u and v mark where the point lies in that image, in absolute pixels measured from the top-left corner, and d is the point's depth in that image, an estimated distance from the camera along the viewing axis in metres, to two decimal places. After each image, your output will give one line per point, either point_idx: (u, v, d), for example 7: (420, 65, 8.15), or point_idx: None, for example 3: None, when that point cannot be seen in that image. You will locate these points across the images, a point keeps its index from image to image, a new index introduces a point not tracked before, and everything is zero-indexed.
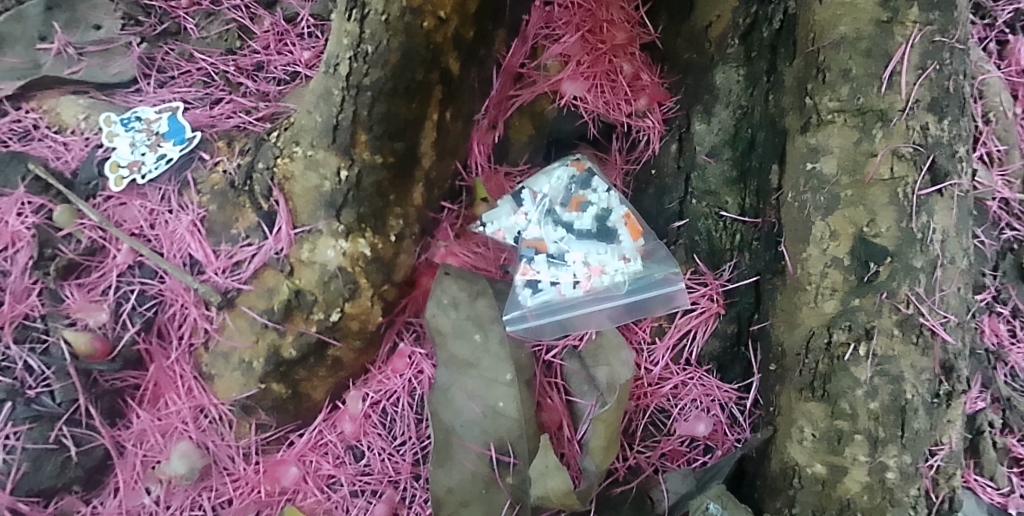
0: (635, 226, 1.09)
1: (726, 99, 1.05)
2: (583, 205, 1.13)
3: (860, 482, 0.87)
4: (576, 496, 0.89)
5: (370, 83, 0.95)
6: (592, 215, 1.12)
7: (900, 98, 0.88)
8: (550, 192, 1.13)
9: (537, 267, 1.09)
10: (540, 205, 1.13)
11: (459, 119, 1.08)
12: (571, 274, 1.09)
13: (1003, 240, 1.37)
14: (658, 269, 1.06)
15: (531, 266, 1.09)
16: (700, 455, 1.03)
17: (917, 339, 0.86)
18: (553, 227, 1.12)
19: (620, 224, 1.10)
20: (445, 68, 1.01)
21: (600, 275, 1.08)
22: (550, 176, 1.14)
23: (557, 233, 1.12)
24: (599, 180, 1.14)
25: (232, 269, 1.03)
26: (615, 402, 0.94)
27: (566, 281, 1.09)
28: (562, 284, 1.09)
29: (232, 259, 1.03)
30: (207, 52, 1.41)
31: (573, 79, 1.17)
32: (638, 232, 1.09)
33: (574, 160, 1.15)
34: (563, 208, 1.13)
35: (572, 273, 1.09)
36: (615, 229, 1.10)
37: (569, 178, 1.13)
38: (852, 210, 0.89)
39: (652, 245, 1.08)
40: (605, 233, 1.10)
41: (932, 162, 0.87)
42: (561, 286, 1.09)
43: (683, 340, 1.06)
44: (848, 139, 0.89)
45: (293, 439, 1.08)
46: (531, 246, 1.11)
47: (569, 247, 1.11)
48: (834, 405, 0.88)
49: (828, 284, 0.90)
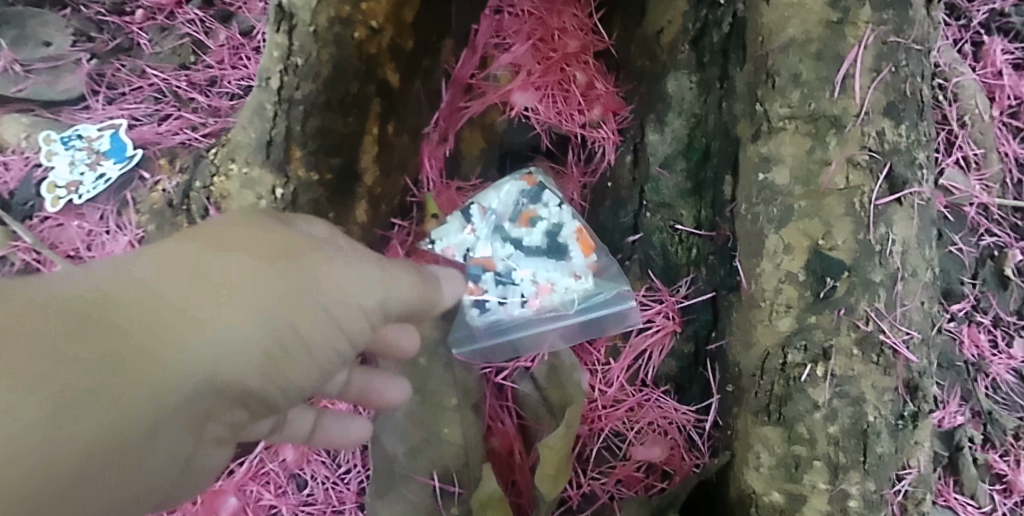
0: (587, 241, 1.04)
1: (680, 108, 1.01)
2: (533, 221, 1.06)
3: (821, 511, 0.82)
4: None
5: (302, 97, 0.90)
6: (544, 230, 1.06)
7: (855, 104, 0.83)
8: (501, 207, 1.07)
9: (487, 286, 1.04)
10: (489, 222, 1.06)
11: (403, 133, 1.04)
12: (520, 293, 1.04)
13: (983, 246, 1.32)
14: (610, 286, 1.01)
15: (479, 284, 1.04)
16: (657, 482, 0.99)
17: (878, 359, 0.82)
18: (503, 243, 1.06)
19: (572, 239, 1.04)
20: (382, 79, 0.97)
21: (549, 294, 1.03)
22: (500, 191, 1.07)
23: (506, 250, 1.05)
24: (551, 194, 1.07)
25: None
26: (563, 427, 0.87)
27: (515, 300, 1.03)
28: (510, 303, 1.04)
29: None
30: (159, 67, 1.37)
31: (523, 90, 1.12)
32: (589, 248, 1.03)
33: (526, 173, 1.08)
34: (513, 222, 1.07)
35: (521, 292, 1.04)
36: (567, 246, 1.04)
37: (519, 192, 1.07)
38: (807, 222, 0.84)
39: (604, 261, 1.03)
40: (557, 250, 1.05)
41: (890, 170, 0.83)
42: (511, 304, 1.03)
43: (638, 361, 1.03)
44: (801, 147, 0.85)
45: (233, 468, 1.07)
46: (480, 264, 1.05)
47: (518, 265, 1.05)
48: (791, 430, 0.84)
49: (783, 300, 0.85)
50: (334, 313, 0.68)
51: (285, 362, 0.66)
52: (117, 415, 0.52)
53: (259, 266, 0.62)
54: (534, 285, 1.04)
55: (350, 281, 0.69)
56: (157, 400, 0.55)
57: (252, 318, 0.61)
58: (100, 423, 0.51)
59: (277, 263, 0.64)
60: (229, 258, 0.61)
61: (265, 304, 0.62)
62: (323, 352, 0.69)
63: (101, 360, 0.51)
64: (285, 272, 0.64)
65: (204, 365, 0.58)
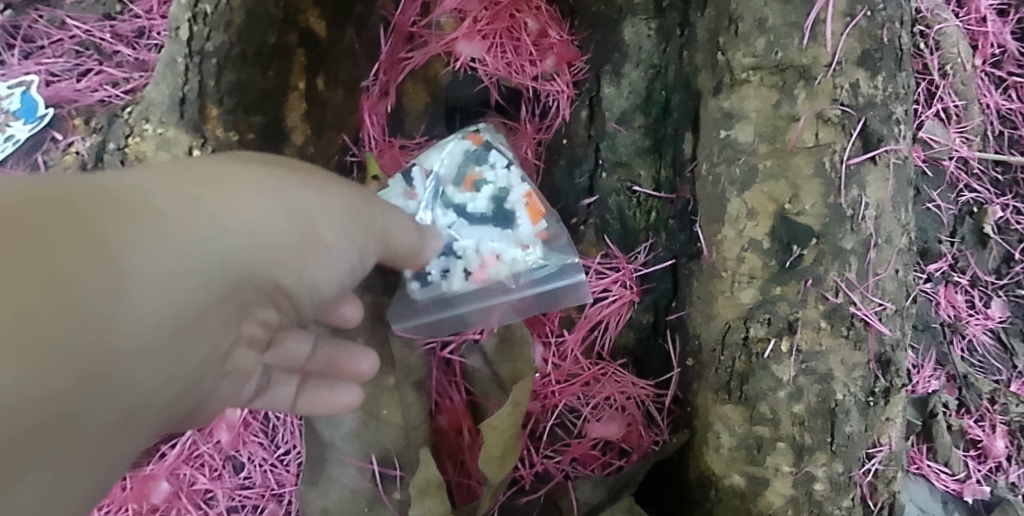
0: (537, 207, 0.93)
1: (637, 58, 0.92)
2: (477, 184, 0.93)
3: (784, 495, 0.77)
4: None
5: (214, 48, 0.81)
6: (490, 193, 0.92)
7: (826, 52, 0.75)
8: (444, 168, 0.94)
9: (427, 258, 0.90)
10: (430, 186, 0.93)
11: (337, 87, 0.95)
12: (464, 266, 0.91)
13: (962, 202, 1.25)
14: (561, 255, 0.91)
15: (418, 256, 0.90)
16: (614, 459, 0.93)
17: (847, 332, 0.75)
18: (446, 209, 0.92)
19: (520, 203, 0.92)
20: (305, 27, 0.88)
21: (496, 265, 0.91)
22: (441, 152, 0.95)
23: (448, 217, 0.91)
24: (499, 154, 0.95)
25: None
26: (510, 405, 0.80)
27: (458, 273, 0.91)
28: (453, 276, 0.91)
29: None
30: (81, 18, 1.25)
31: (468, 39, 1.02)
32: (539, 214, 0.92)
33: (471, 131, 0.96)
34: (456, 186, 0.93)
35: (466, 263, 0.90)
36: (515, 211, 0.92)
37: (463, 153, 0.94)
38: (772, 184, 0.77)
39: (554, 228, 0.92)
40: (505, 215, 0.92)
41: (864, 125, 0.75)
42: (455, 277, 0.91)
43: (593, 332, 0.96)
44: (766, 101, 0.77)
45: (164, 451, 1.00)
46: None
47: (462, 233, 0.91)
48: (753, 410, 0.78)
49: (745, 270, 0.78)
50: (343, 232, 0.68)
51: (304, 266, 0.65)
52: (160, 304, 0.51)
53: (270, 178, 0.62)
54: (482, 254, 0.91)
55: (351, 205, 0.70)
56: (197, 292, 0.54)
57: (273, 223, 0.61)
58: (143, 310, 0.49)
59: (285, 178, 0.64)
60: (245, 169, 0.61)
61: (283, 209, 0.62)
62: (331, 268, 0.69)
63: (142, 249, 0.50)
64: (297, 186, 0.64)
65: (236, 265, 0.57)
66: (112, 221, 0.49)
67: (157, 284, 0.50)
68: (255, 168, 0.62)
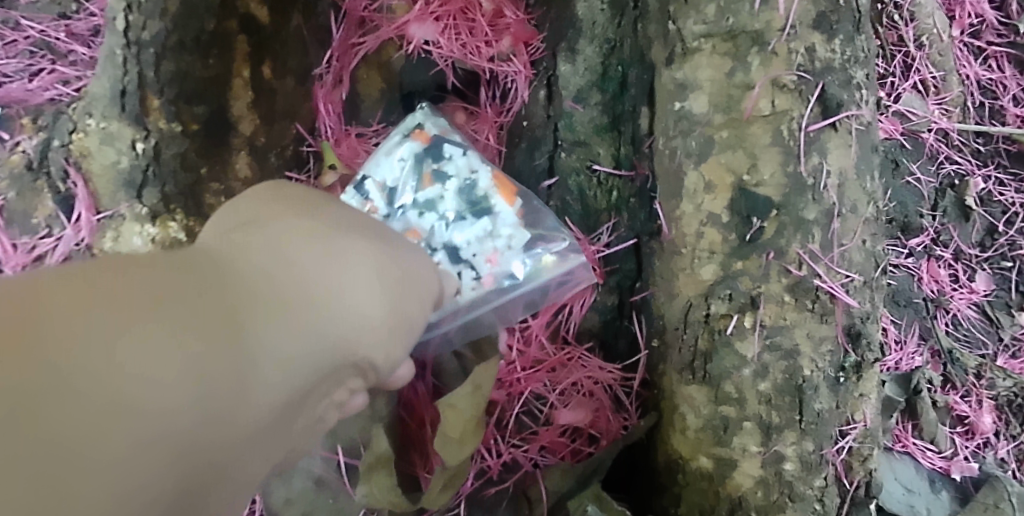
0: (507, 188, 0.88)
1: (591, 33, 0.89)
2: (439, 180, 0.88)
3: (753, 477, 0.74)
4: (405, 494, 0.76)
5: (150, 37, 0.78)
6: (456, 186, 0.88)
7: (779, 16, 0.72)
8: (402, 173, 0.89)
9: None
10: (392, 195, 0.87)
11: (286, 75, 0.93)
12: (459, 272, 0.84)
13: (943, 175, 1.22)
14: (544, 230, 0.87)
15: None
16: (584, 446, 0.90)
17: (813, 306, 0.73)
18: (418, 211, 0.86)
19: (490, 189, 0.88)
20: (245, 13, 0.85)
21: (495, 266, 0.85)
22: (391, 157, 0.90)
23: (427, 222, 0.86)
24: (452, 144, 0.90)
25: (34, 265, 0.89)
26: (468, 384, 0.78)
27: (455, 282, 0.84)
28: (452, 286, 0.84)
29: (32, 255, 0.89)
30: (36, 18, 1.23)
31: (421, 21, 1.00)
32: (513, 194, 0.88)
33: (415, 130, 0.92)
34: (417, 186, 0.88)
35: (457, 258, 0.84)
36: (489, 198, 0.87)
37: (417, 153, 0.90)
38: (729, 155, 0.74)
39: (531, 206, 0.88)
40: (479, 203, 0.87)
41: (822, 91, 0.72)
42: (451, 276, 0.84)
43: (558, 316, 0.93)
44: (720, 69, 0.74)
45: None
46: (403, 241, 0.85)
47: (443, 228, 0.85)
48: (718, 389, 0.75)
49: (705, 245, 0.75)
50: (426, 275, 0.60)
51: (401, 305, 0.55)
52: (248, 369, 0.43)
53: (342, 221, 0.56)
54: (470, 245, 0.85)
55: (423, 248, 0.63)
56: (286, 352, 0.47)
57: (359, 267, 0.53)
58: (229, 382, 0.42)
59: (357, 223, 0.58)
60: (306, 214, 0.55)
61: (379, 256, 0.55)
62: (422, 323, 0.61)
63: (211, 314, 0.43)
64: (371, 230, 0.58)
65: (331, 321, 0.50)
66: (172, 281, 0.43)
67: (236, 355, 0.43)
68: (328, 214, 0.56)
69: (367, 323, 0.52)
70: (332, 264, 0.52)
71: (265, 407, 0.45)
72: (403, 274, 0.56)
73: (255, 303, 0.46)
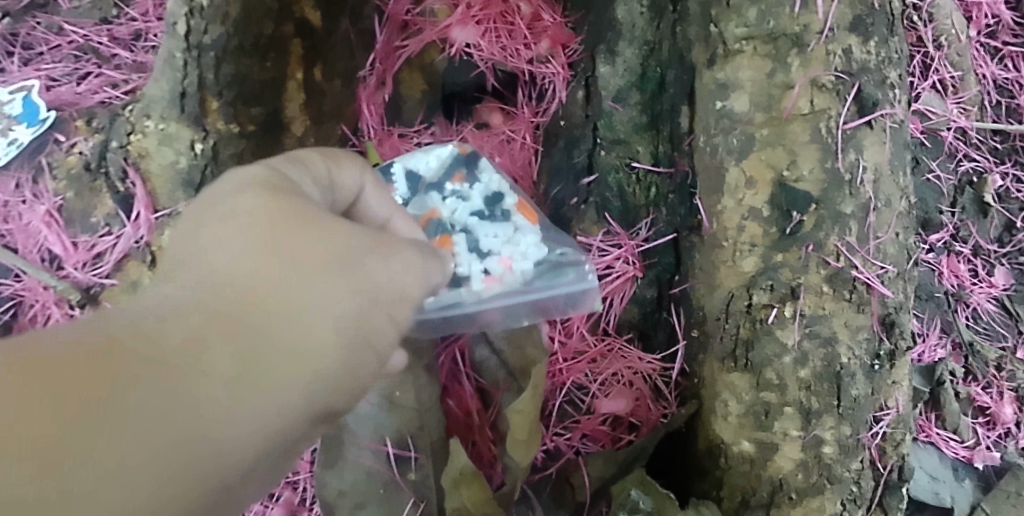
0: (530, 213, 0.91)
1: (630, 35, 0.92)
2: (469, 183, 0.91)
3: (794, 460, 0.77)
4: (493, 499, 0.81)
5: (212, 42, 0.81)
6: (482, 191, 0.91)
7: (817, 19, 0.75)
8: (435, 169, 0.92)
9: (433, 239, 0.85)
10: (417, 180, 0.90)
11: (334, 78, 0.96)
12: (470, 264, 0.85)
13: (961, 172, 1.25)
14: (564, 254, 0.88)
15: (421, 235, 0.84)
16: (625, 434, 0.94)
17: (850, 296, 0.76)
18: (443, 198, 0.89)
19: (513, 208, 0.90)
20: (300, 17, 0.88)
21: (508, 268, 0.86)
22: (428, 154, 0.93)
23: (448, 206, 0.89)
24: (487, 164, 0.94)
25: (94, 262, 0.93)
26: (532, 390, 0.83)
27: (466, 268, 0.84)
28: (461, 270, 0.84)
29: (92, 252, 0.93)
30: (79, 23, 1.27)
31: (462, 25, 1.03)
32: (535, 218, 0.90)
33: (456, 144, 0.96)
34: (446, 180, 0.91)
35: (472, 247, 0.86)
36: (515, 213, 0.90)
37: (453, 157, 0.93)
38: (769, 152, 0.77)
39: (551, 232, 0.90)
40: (505, 213, 0.90)
41: (858, 91, 0.75)
42: (462, 263, 0.85)
43: (598, 308, 0.97)
44: (760, 70, 0.78)
45: None
46: (426, 218, 0.87)
47: (464, 220, 0.88)
48: (760, 376, 0.78)
49: (746, 238, 0.79)
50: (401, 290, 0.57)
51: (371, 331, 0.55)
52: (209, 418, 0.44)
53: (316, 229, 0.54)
54: (488, 242, 0.87)
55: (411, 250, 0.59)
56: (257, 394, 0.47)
57: (329, 303, 0.52)
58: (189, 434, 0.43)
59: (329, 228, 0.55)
60: (282, 229, 0.53)
61: (354, 280, 0.54)
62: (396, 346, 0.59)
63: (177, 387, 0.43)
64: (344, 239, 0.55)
65: (307, 352, 0.50)
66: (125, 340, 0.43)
67: (202, 406, 0.44)
68: (294, 222, 0.54)
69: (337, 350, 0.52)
70: (302, 307, 0.51)
71: (238, 460, 0.46)
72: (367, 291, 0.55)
73: (220, 347, 0.46)
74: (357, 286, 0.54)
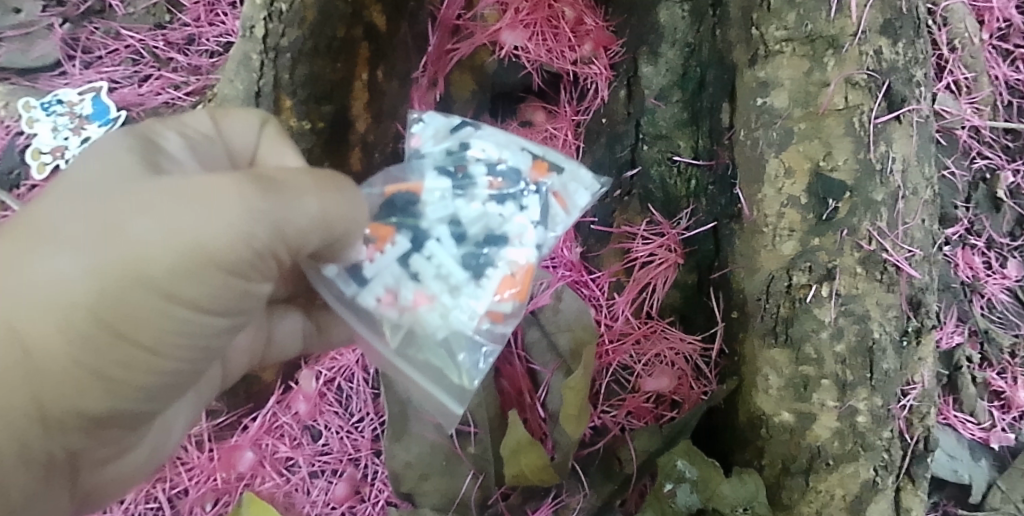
0: (519, 285, 0.71)
1: (672, 38, 1.00)
2: (499, 197, 0.73)
3: (830, 428, 0.83)
4: (553, 471, 0.88)
5: (288, 44, 0.87)
6: (488, 212, 0.72)
7: (852, 22, 0.82)
8: (485, 163, 0.74)
9: (383, 217, 0.71)
10: (453, 155, 0.75)
11: (393, 78, 1.03)
12: (391, 272, 0.70)
13: (975, 169, 1.32)
14: (486, 345, 0.70)
15: (395, 194, 0.72)
16: (667, 411, 1.00)
17: (881, 277, 0.82)
18: (450, 184, 0.72)
19: (504, 261, 0.71)
20: (369, 22, 0.95)
21: (422, 306, 0.69)
22: (500, 147, 0.76)
23: (444, 191, 0.72)
24: (538, 202, 0.74)
25: None
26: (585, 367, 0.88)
27: (383, 272, 0.70)
28: (376, 266, 0.70)
29: None
30: (135, 28, 1.32)
31: (511, 28, 1.10)
32: (518, 296, 0.71)
33: (541, 163, 0.76)
34: (484, 174, 0.74)
35: (414, 257, 0.70)
36: (503, 265, 0.71)
37: (513, 167, 0.75)
38: (806, 144, 0.84)
39: (512, 320, 0.72)
40: (485, 258, 0.71)
41: (888, 88, 0.82)
42: (383, 262, 0.70)
43: (643, 294, 1.05)
44: (799, 69, 0.85)
45: (246, 423, 1.08)
46: (405, 187, 0.72)
47: (436, 226, 0.71)
48: (798, 351, 0.85)
49: (785, 224, 0.85)
50: (183, 246, 0.58)
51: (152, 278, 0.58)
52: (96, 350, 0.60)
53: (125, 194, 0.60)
54: (426, 266, 0.70)
55: (204, 205, 0.58)
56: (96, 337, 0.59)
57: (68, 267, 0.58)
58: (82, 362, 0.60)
59: (125, 196, 0.59)
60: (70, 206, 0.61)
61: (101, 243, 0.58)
62: (209, 304, 0.61)
63: None
64: (132, 207, 0.59)
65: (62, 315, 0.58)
66: None
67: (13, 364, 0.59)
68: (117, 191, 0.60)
69: (139, 291, 0.58)
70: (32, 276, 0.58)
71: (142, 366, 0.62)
72: (135, 260, 0.57)
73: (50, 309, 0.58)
74: (141, 249, 0.57)
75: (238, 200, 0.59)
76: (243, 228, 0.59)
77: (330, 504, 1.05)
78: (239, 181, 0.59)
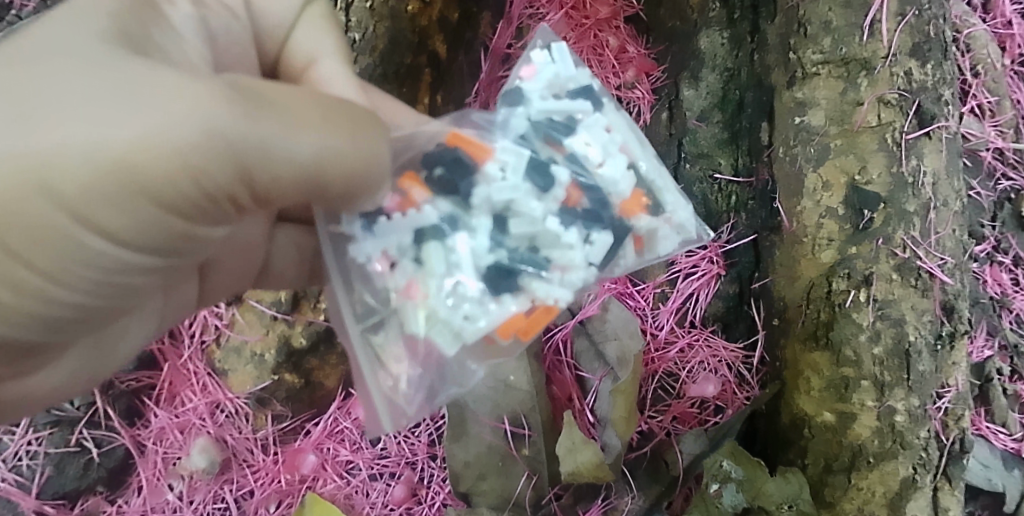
0: (528, 320, 0.73)
1: (712, 63, 1.07)
2: (565, 207, 0.74)
3: (870, 427, 0.88)
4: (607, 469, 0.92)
5: (359, 70, 0.95)
6: (534, 220, 0.73)
7: (883, 46, 0.89)
8: (571, 171, 0.76)
9: (427, 175, 0.73)
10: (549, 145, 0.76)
11: (449, 103, 1.09)
12: (406, 239, 0.73)
13: (1000, 190, 1.36)
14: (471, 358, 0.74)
15: (461, 154, 0.74)
16: (711, 416, 1.05)
17: (916, 282, 0.87)
18: (518, 169, 0.74)
19: (523, 284, 0.73)
20: (432, 51, 1.03)
21: (425, 286, 0.72)
22: (601, 163, 0.77)
23: (511, 176, 0.74)
24: (598, 242, 0.75)
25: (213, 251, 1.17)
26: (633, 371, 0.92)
27: (405, 235, 0.73)
28: (401, 223, 0.73)
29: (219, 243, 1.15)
30: None
31: None
32: (525, 329, 0.73)
33: (631, 203, 0.77)
34: (563, 181, 0.75)
35: (437, 239, 0.72)
36: (523, 293, 0.73)
37: (596, 188, 0.76)
38: (843, 159, 0.91)
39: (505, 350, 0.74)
40: (511, 272, 0.73)
41: (919, 106, 0.88)
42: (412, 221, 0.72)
43: (686, 303, 1.10)
44: (834, 90, 0.92)
45: (309, 428, 1.14)
46: (478, 150, 0.74)
47: (479, 215, 0.73)
48: (839, 353, 0.90)
49: (825, 234, 0.91)
50: (102, 146, 0.55)
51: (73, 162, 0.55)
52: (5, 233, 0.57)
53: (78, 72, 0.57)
54: (445, 256, 0.72)
55: (147, 106, 0.55)
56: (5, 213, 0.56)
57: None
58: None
59: (82, 73, 0.57)
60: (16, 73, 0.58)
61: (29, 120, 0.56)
62: (128, 208, 0.57)
63: None
64: (82, 92, 0.56)
65: None
66: None
67: None
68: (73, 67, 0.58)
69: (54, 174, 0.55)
70: None
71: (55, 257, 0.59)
72: (64, 146, 0.55)
73: None
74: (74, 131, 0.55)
75: (194, 101, 0.56)
76: (189, 140, 0.56)
77: (389, 505, 1.12)
78: (213, 87, 0.57)
